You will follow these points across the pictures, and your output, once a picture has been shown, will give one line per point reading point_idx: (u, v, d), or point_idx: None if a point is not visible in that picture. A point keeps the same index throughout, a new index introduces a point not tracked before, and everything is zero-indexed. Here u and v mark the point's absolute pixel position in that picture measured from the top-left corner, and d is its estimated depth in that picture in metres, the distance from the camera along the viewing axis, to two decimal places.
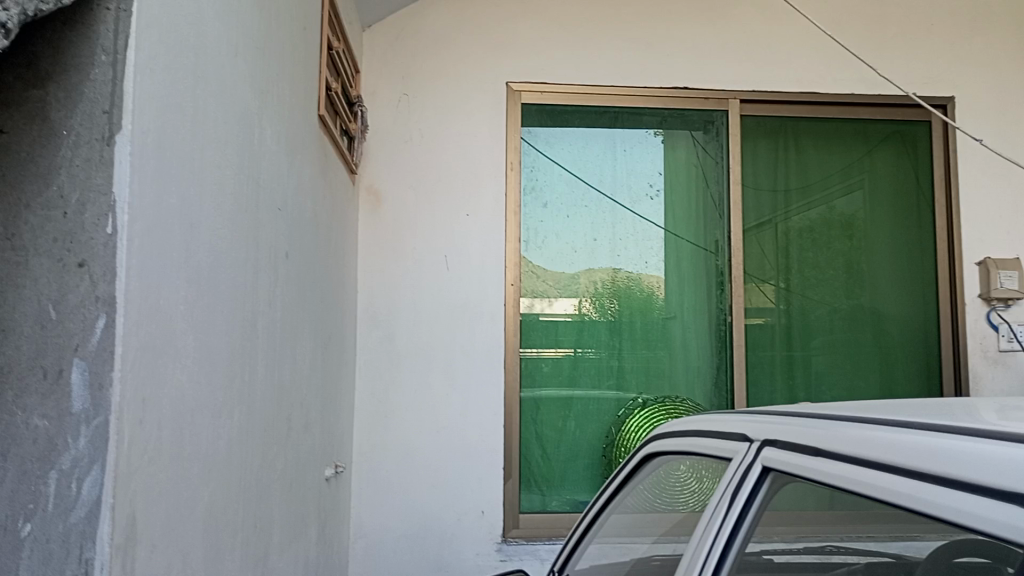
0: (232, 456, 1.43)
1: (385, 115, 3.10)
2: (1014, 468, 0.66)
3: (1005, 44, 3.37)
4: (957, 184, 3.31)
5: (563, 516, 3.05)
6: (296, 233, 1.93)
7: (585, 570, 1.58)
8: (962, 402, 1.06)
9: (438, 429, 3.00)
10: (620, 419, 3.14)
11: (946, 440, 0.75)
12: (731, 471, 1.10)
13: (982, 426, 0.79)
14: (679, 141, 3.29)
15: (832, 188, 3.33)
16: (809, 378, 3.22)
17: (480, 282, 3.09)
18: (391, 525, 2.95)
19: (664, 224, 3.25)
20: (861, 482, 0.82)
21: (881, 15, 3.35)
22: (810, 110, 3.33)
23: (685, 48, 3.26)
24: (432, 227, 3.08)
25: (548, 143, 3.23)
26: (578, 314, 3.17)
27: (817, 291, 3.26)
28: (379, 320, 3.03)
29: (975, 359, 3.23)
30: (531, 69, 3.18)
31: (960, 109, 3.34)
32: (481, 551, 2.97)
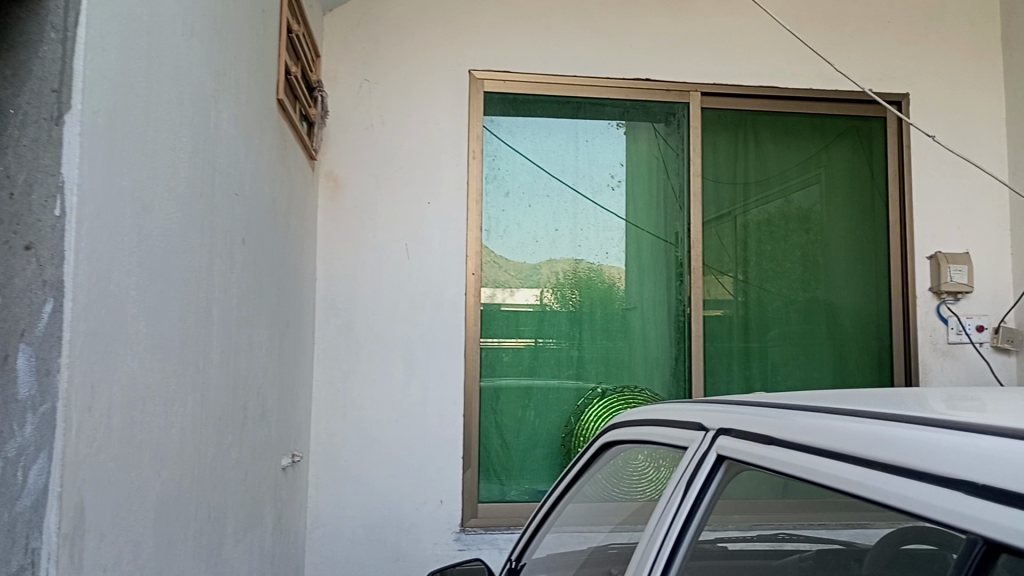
0: (185, 443, 1.42)
1: (346, 100, 3.08)
2: (951, 452, 0.66)
3: (961, 43, 3.43)
4: (911, 177, 3.37)
5: (522, 505, 3.07)
6: (252, 217, 1.91)
7: (543, 559, 1.59)
8: (913, 392, 1.08)
9: (395, 418, 3.00)
10: (579, 408, 3.16)
11: (894, 428, 0.75)
12: (687, 460, 1.11)
13: (930, 415, 0.80)
14: (641, 132, 3.31)
15: (790, 181, 3.37)
16: (765, 370, 3.28)
17: (442, 270, 3.09)
18: (349, 515, 2.95)
19: (626, 215, 3.27)
20: (813, 470, 0.83)
21: (844, 12, 3.38)
22: (770, 104, 3.36)
23: (653, 40, 3.27)
24: (395, 215, 3.07)
25: (511, 132, 3.24)
26: (539, 304, 3.18)
27: (774, 284, 3.32)
28: (338, 308, 3.01)
29: (926, 352, 3.30)
30: (497, 57, 3.18)
31: (915, 106, 3.39)
32: (439, 540, 2.98)
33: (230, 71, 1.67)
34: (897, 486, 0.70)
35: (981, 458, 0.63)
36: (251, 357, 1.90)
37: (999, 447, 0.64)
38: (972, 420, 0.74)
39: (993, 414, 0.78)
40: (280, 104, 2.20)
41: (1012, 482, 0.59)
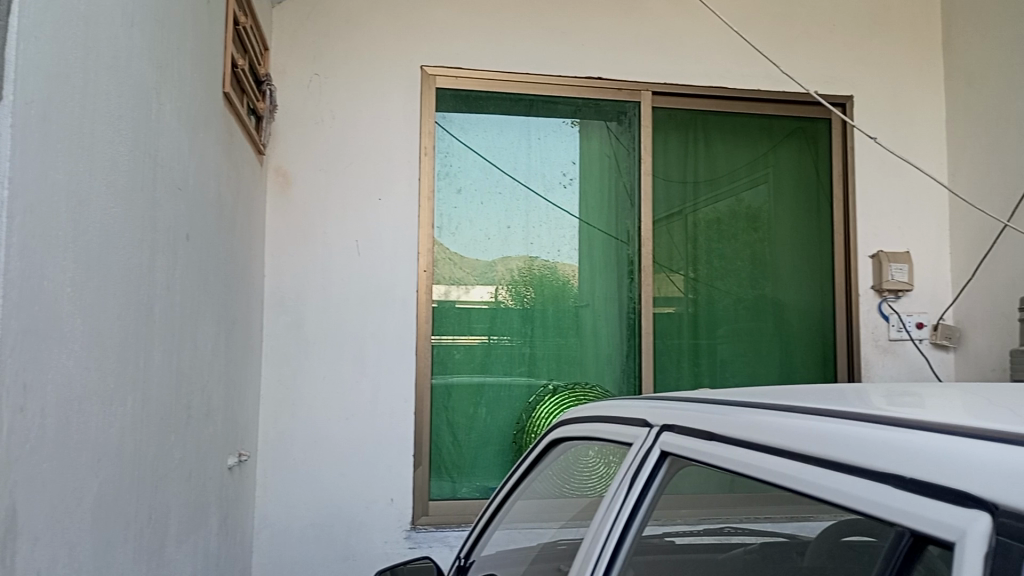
0: (125, 444, 1.39)
1: (296, 94, 3.04)
2: (885, 448, 0.68)
3: (902, 47, 3.52)
4: (854, 177, 3.45)
5: (472, 502, 3.07)
6: (196, 213, 1.87)
7: (490, 556, 1.59)
8: (854, 388, 1.11)
9: (345, 418, 2.98)
10: (531, 405, 3.17)
11: (832, 425, 0.77)
12: (631, 456, 1.12)
13: (867, 411, 0.82)
14: (593, 131, 3.33)
15: (739, 180, 3.42)
16: (714, 366, 3.32)
17: (394, 267, 3.07)
18: (298, 514, 2.91)
19: (578, 213, 3.28)
20: (753, 466, 0.84)
21: (791, 15, 3.44)
22: (719, 104, 3.41)
23: (605, 39, 3.29)
24: (344, 211, 3.04)
25: (463, 129, 3.23)
26: (493, 302, 3.18)
27: (723, 282, 3.36)
28: (287, 304, 2.97)
29: (868, 348, 3.38)
30: (448, 54, 3.17)
31: (858, 109, 3.47)
32: (390, 539, 2.96)
33: (172, 62, 1.64)
34: (832, 481, 0.71)
35: (912, 452, 0.65)
36: (195, 353, 1.86)
37: (929, 442, 0.65)
38: (906, 416, 0.75)
39: (927, 410, 0.80)
40: (226, 97, 2.16)
41: (938, 475, 0.61)
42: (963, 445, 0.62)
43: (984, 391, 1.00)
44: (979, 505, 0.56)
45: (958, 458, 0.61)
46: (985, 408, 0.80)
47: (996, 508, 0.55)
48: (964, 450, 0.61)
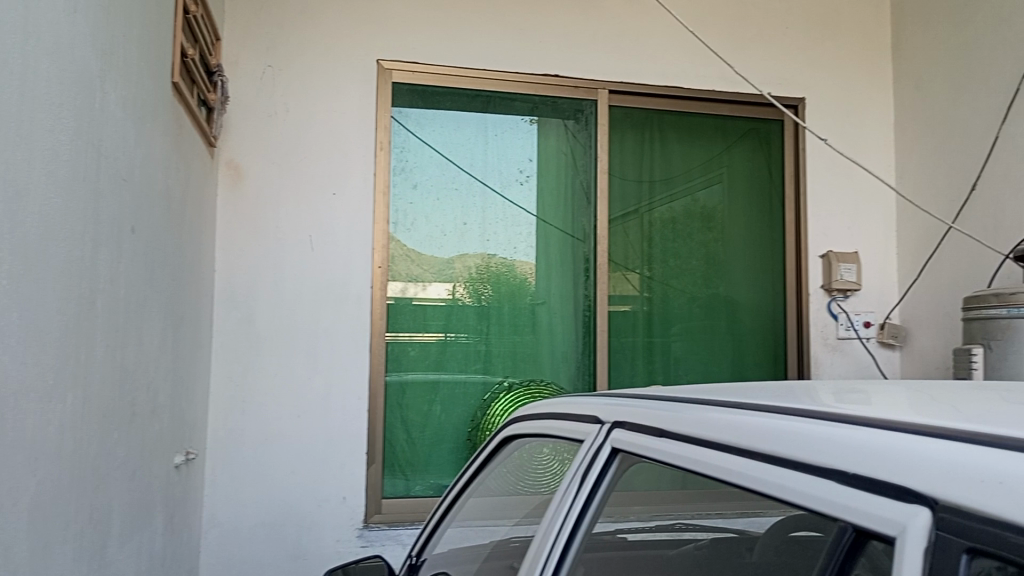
0: (65, 443, 1.35)
1: (247, 85, 2.98)
2: (831, 445, 0.68)
3: (852, 51, 3.59)
4: (806, 179, 3.51)
5: (426, 501, 3.05)
6: (143, 205, 1.82)
7: (442, 554, 1.57)
8: (804, 386, 1.12)
9: (297, 416, 2.94)
10: (486, 403, 3.16)
11: (780, 422, 0.78)
12: (583, 452, 1.12)
13: (813, 408, 0.83)
14: (551, 129, 3.32)
15: (694, 180, 3.45)
16: (667, 363, 3.36)
17: (348, 262, 3.04)
18: (247, 513, 2.87)
19: (534, 211, 3.28)
20: (702, 462, 0.85)
21: (745, 17, 3.48)
22: (675, 104, 3.44)
23: (563, 37, 3.29)
24: (297, 206, 3.00)
25: (419, 124, 3.20)
26: (450, 299, 3.16)
27: (678, 280, 3.39)
28: (238, 300, 2.92)
29: (817, 346, 3.44)
30: (404, 48, 3.14)
31: (810, 111, 3.53)
32: (342, 538, 2.93)
33: (118, 50, 1.59)
34: (779, 477, 0.72)
35: (855, 449, 0.65)
36: (140, 349, 1.82)
37: (872, 438, 0.66)
38: (850, 413, 0.76)
39: (873, 407, 0.81)
40: (174, 87, 2.11)
41: (881, 471, 0.61)
42: (905, 441, 0.63)
43: (929, 388, 1.03)
44: (920, 501, 0.57)
45: (900, 453, 0.61)
46: (927, 405, 0.82)
47: (936, 503, 0.55)
48: (906, 445, 0.62)
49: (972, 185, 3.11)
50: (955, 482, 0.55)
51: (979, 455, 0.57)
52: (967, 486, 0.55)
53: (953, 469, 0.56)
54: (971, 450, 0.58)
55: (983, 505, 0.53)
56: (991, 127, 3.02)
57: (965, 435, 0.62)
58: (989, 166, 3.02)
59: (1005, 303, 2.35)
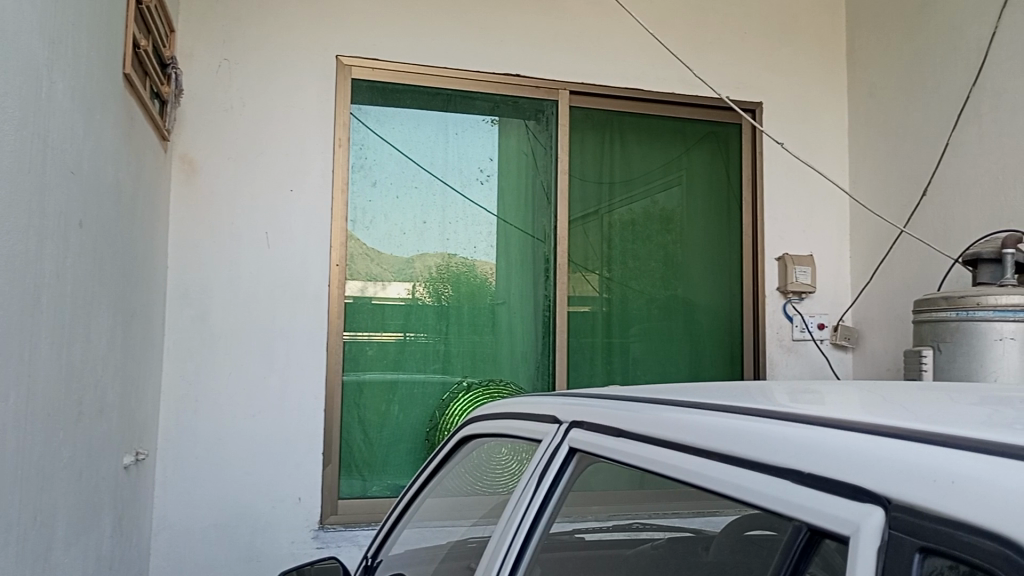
0: (8, 442, 1.30)
1: (203, 78, 2.93)
2: (787, 445, 0.69)
3: (808, 57, 3.64)
4: (762, 182, 3.56)
5: (383, 502, 3.02)
6: (92, 199, 1.77)
7: (398, 554, 1.55)
8: (761, 385, 1.13)
9: (251, 415, 2.89)
10: (444, 403, 3.14)
11: (736, 422, 0.78)
12: (541, 452, 1.12)
13: (769, 407, 0.83)
14: (511, 128, 3.32)
15: (653, 182, 3.48)
16: (626, 363, 3.37)
17: (304, 259, 3.00)
18: (199, 514, 2.81)
19: (494, 210, 3.27)
20: (659, 462, 0.85)
21: (705, 21, 3.51)
22: (635, 106, 3.45)
23: (523, 37, 3.29)
24: (253, 202, 2.96)
25: (379, 121, 3.17)
26: (410, 298, 3.14)
27: (637, 281, 3.41)
28: (191, 297, 2.86)
29: (772, 348, 3.49)
30: (364, 44, 3.11)
31: (767, 115, 3.58)
32: (297, 539, 2.90)
33: (66, 39, 1.55)
34: (735, 476, 0.72)
35: (809, 448, 0.66)
36: (88, 346, 1.77)
37: (827, 437, 0.66)
38: (805, 412, 0.77)
39: (828, 406, 0.82)
40: (126, 78, 2.06)
41: (834, 470, 0.62)
42: (859, 441, 0.64)
43: (878, 388, 1.05)
44: (873, 500, 0.57)
45: (854, 452, 0.62)
46: (879, 405, 0.83)
47: (889, 502, 0.56)
48: (860, 445, 0.63)
49: (923, 190, 3.17)
50: (906, 482, 0.56)
51: (929, 455, 0.58)
52: (919, 486, 0.55)
53: (906, 469, 0.57)
54: (924, 449, 0.59)
55: (935, 505, 0.53)
56: (941, 134, 3.09)
57: (917, 435, 0.63)
58: (940, 172, 3.08)
59: (954, 306, 2.40)
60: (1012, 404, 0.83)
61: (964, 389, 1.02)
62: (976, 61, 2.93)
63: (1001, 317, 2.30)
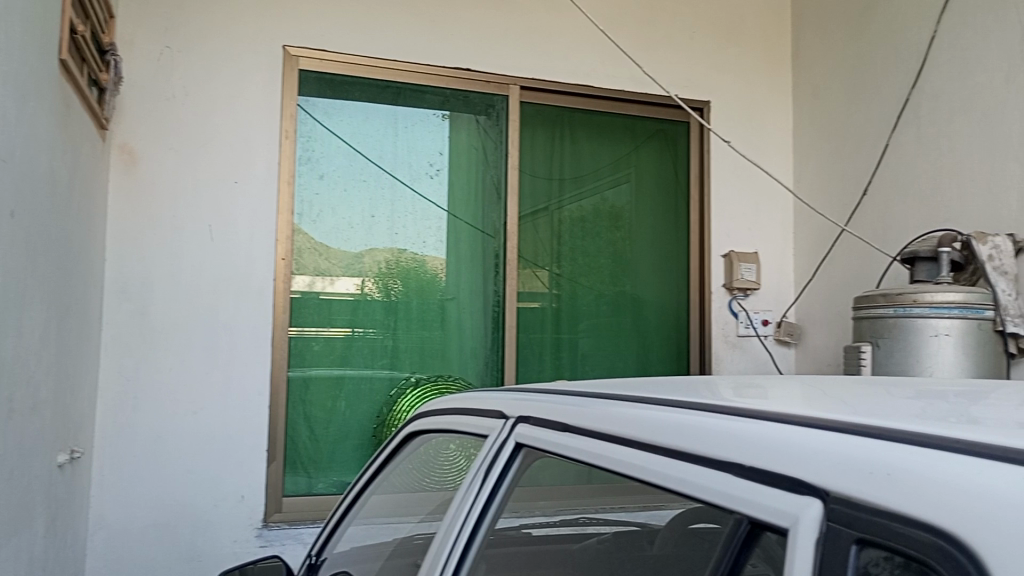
0: None
1: (143, 66, 2.85)
2: (729, 438, 0.69)
3: (753, 57, 3.70)
4: (709, 180, 3.60)
5: (329, 499, 2.98)
6: (24, 189, 1.71)
7: (344, 552, 1.53)
8: (706, 380, 1.15)
9: (193, 411, 2.83)
10: (392, 399, 3.11)
11: (680, 416, 0.78)
12: (487, 447, 1.11)
13: (713, 402, 0.84)
14: (461, 123, 3.30)
15: (602, 179, 3.49)
16: (575, 359, 3.39)
17: (249, 252, 2.95)
18: (137, 514, 2.74)
19: (444, 204, 3.25)
20: (605, 456, 0.85)
21: (654, 19, 3.54)
22: (584, 102, 3.47)
23: (473, 31, 3.28)
24: (196, 193, 2.89)
25: (327, 114, 3.12)
26: (359, 293, 3.10)
27: (586, 277, 3.43)
28: (130, 291, 2.79)
29: (718, 343, 3.54)
30: (311, 35, 3.06)
31: (714, 114, 3.63)
32: (239, 538, 2.85)
33: None
34: (679, 471, 0.72)
35: (750, 442, 0.66)
36: (20, 340, 1.71)
37: (768, 431, 0.67)
38: (748, 406, 0.78)
39: (771, 401, 0.83)
40: (62, 64, 1.99)
41: (773, 464, 0.62)
42: (799, 434, 0.64)
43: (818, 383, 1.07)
44: (811, 493, 0.58)
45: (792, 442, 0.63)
46: (819, 399, 0.84)
47: (827, 494, 0.57)
48: (799, 437, 0.64)
49: (863, 190, 3.25)
50: (842, 471, 0.57)
51: (867, 447, 0.59)
52: (855, 478, 0.56)
53: (842, 459, 0.58)
54: (861, 442, 0.60)
55: (871, 496, 0.54)
56: (881, 135, 3.17)
57: (857, 428, 0.64)
58: (880, 172, 3.16)
59: (892, 303, 2.46)
60: (949, 398, 0.85)
61: (902, 383, 1.04)
62: (915, 65, 3.00)
63: (937, 314, 2.37)
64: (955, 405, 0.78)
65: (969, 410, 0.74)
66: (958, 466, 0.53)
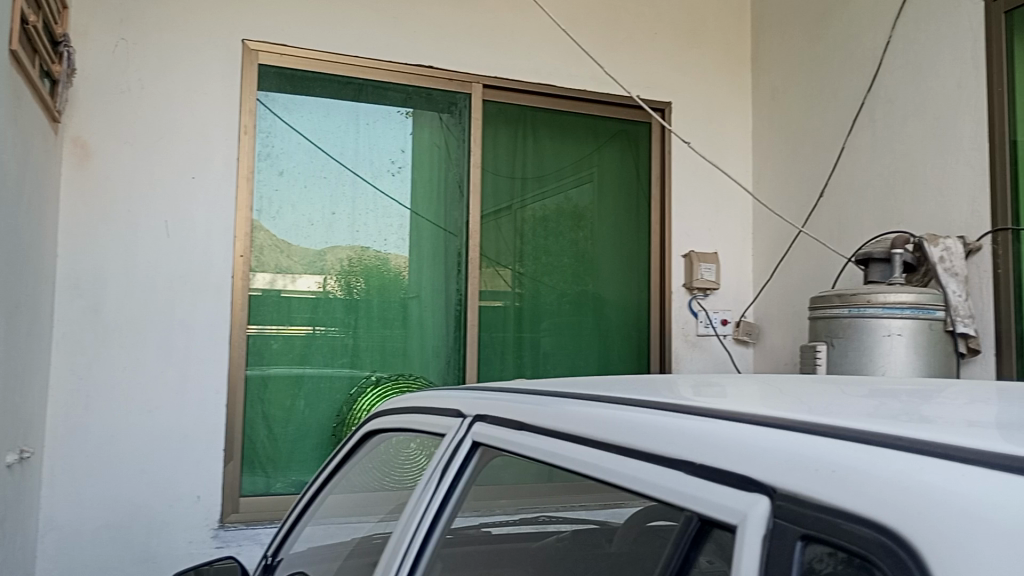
0: None
1: (97, 58, 2.79)
2: (682, 436, 0.70)
3: (714, 59, 3.74)
4: (671, 180, 3.63)
5: (287, 499, 2.96)
6: None
7: (300, 552, 1.52)
8: (663, 379, 1.16)
9: (147, 411, 2.79)
10: (352, 398, 3.09)
11: (635, 415, 0.79)
12: (443, 447, 1.11)
13: (669, 401, 0.85)
14: (424, 120, 3.28)
15: (565, 179, 3.51)
16: (537, 358, 3.40)
17: (205, 249, 2.90)
18: (89, 515, 2.69)
19: (405, 202, 3.22)
20: (561, 455, 0.85)
21: (616, 19, 3.56)
22: (547, 101, 3.47)
23: (436, 28, 3.27)
24: (152, 189, 2.84)
25: (287, 109, 3.08)
26: (320, 291, 3.07)
27: (548, 276, 3.44)
28: (83, 288, 2.73)
29: (678, 342, 3.57)
30: (271, 30, 3.02)
31: (675, 115, 3.66)
32: (195, 539, 2.81)
33: None
34: (633, 469, 0.73)
35: (702, 440, 0.67)
36: None
37: (719, 430, 0.67)
38: (700, 405, 0.79)
39: (725, 400, 0.84)
40: (12, 55, 1.93)
41: (723, 462, 0.63)
42: (749, 433, 0.65)
43: (772, 381, 1.09)
44: (759, 490, 0.59)
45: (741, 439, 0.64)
46: (774, 398, 0.85)
47: (775, 492, 0.57)
48: (750, 435, 0.64)
49: (820, 192, 3.30)
50: (789, 467, 0.58)
51: (814, 445, 0.60)
52: (802, 475, 0.57)
53: (789, 456, 0.59)
54: (808, 440, 0.61)
55: (817, 493, 0.55)
56: (838, 138, 3.22)
57: (806, 426, 0.65)
58: (836, 175, 3.22)
59: (846, 303, 2.50)
60: (899, 397, 0.86)
61: (857, 382, 1.06)
62: (870, 69, 3.06)
63: (890, 314, 2.41)
64: (907, 404, 0.80)
65: (919, 409, 0.75)
66: (901, 464, 0.54)
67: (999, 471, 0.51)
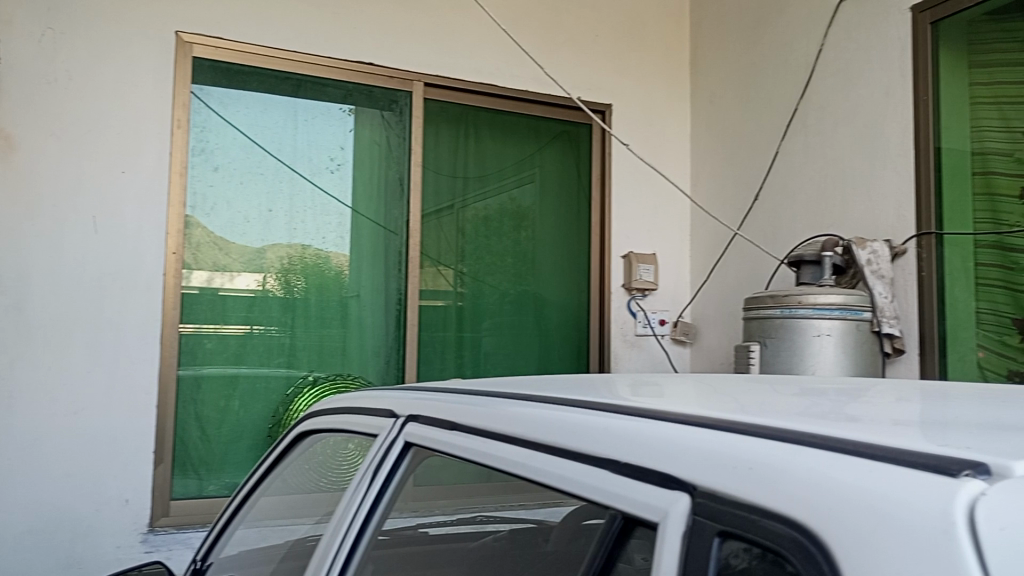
0: None
1: (21, 48, 2.69)
2: (608, 435, 0.71)
3: (654, 62, 3.79)
4: (610, 181, 3.67)
5: (220, 502, 2.89)
6: None
7: (231, 557, 1.48)
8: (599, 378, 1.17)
9: (72, 413, 2.69)
10: (289, 398, 3.03)
11: (565, 414, 0.80)
12: (376, 447, 1.11)
13: (600, 399, 0.86)
14: (364, 118, 3.24)
15: (507, 179, 3.51)
16: (477, 358, 3.40)
17: (135, 246, 2.82)
18: (9, 520, 2.60)
19: (345, 199, 3.18)
20: (492, 455, 0.85)
21: (558, 20, 3.58)
22: (489, 101, 3.47)
23: (376, 25, 3.23)
24: (78, 184, 2.75)
25: (223, 104, 3.02)
26: (258, 290, 3.02)
27: (489, 275, 3.44)
28: (4, 286, 2.64)
29: (616, 342, 3.62)
30: (206, 22, 2.95)
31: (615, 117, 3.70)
32: (123, 543, 2.73)
33: None
34: (560, 468, 0.73)
35: (628, 439, 0.68)
36: None
37: (645, 428, 0.69)
38: (633, 404, 0.79)
39: (657, 399, 0.85)
40: None
41: (646, 460, 0.64)
42: (674, 431, 0.66)
43: (711, 381, 1.11)
44: (680, 487, 0.60)
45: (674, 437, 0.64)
46: (707, 396, 0.87)
47: (694, 489, 0.59)
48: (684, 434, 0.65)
49: (755, 195, 3.37)
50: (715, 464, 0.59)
51: (742, 446, 0.61)
52: (720, 473, 0.58)
53: (717, 454, 0.60)
54: (737, 439, 0.62)
55: (733, 489, 0.56)
56: (771, 142, 3.30)
57: (739, 427, 0.66)
58: (770, 178, 3.29)
59: (779, 303, 2.55)
60: (828, 396, 0.88)
61: (789, 382, 1.08)
62: (802, 75, 3.14)
63: (819, 316, 2.47)
64: (835, 403, 0.81)
65: (846, 408, 0.77)
66: (817, 461, 0.55)
67: (907, 467, 0.53)
